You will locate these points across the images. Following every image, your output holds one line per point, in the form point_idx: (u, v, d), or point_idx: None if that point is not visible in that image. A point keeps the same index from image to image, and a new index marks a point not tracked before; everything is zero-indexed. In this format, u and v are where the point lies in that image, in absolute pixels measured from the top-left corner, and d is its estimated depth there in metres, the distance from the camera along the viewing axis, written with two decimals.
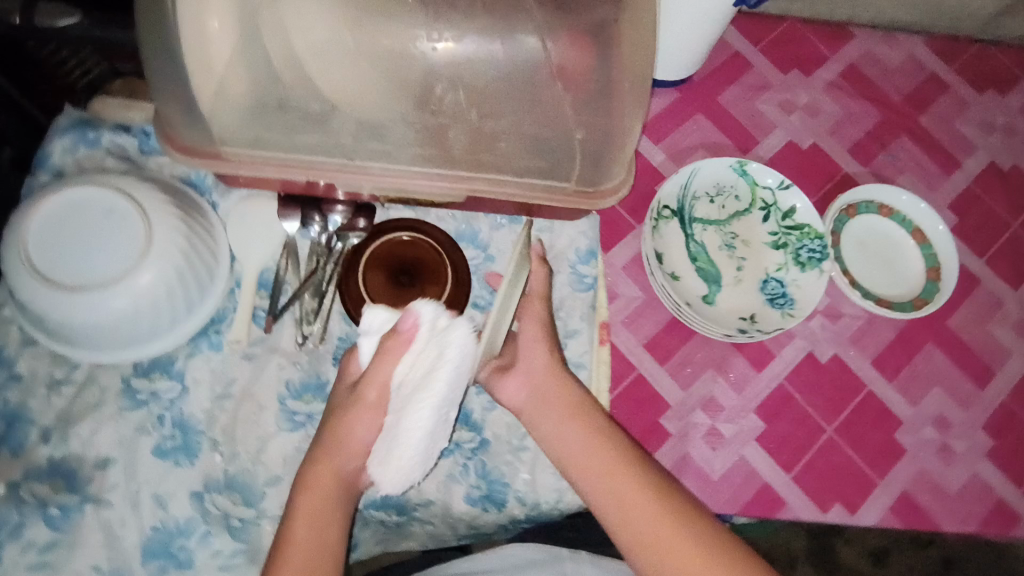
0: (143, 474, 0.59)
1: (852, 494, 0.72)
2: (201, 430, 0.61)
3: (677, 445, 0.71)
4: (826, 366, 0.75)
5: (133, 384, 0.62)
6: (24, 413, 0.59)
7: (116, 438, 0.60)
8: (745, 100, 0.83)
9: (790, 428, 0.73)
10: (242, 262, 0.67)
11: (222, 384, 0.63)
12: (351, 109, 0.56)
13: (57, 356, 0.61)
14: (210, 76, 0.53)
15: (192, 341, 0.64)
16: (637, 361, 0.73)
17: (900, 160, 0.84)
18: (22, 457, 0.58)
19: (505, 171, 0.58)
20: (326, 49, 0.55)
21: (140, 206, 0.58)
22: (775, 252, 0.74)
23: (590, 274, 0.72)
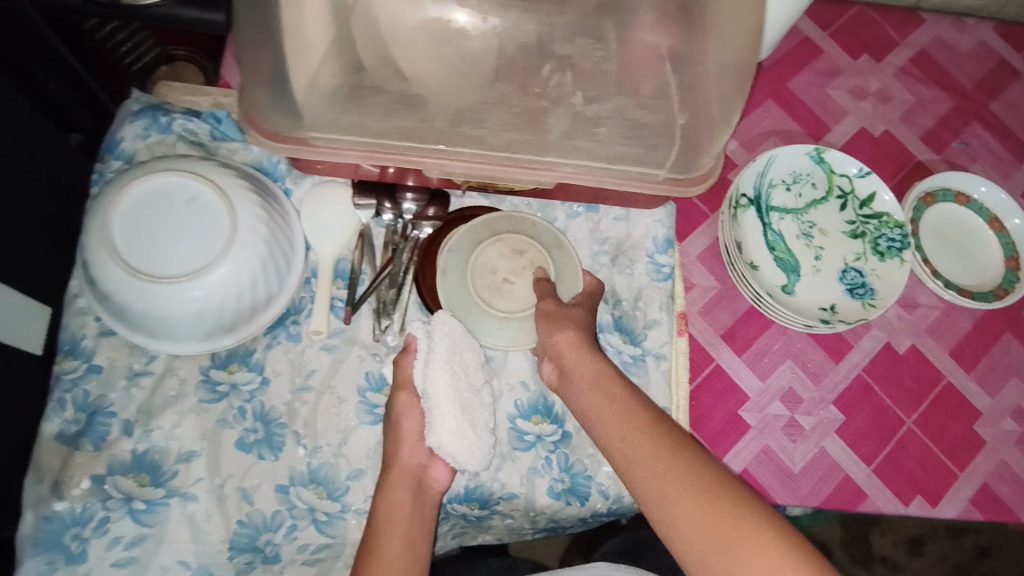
0: (226, 467, 0.58)
1: (935, 488, 0.69)
2: (283, 423, 0.60)
3: (758, 438, 0.69)
4: (904, 356, 0.74)
5: (212, 376, 0.60)
6: (104, 405, 0.58)
7: (198, 431, 0.58)
8: (816, 86, 0.82)
9: (869, 419, 0.71)
10: (316, 251, 0.66)
11: (302, 376, 0.62)
12: (442, 96, 0.55)
13: (135, 347, 0.59)
14: (304, 63, 0.52)
15: (270, 331, 0.63)
16: (715, 352, 0.72)
17: (972, 147, 0.83)
18: (104, 450, 0.56)
19: (600, 158, 0.56)
20: (415, 39, 0.56)
21: (223, 194, 0.57)
22: (853, 243, 0.74)
23: (667, 262, 0.71)
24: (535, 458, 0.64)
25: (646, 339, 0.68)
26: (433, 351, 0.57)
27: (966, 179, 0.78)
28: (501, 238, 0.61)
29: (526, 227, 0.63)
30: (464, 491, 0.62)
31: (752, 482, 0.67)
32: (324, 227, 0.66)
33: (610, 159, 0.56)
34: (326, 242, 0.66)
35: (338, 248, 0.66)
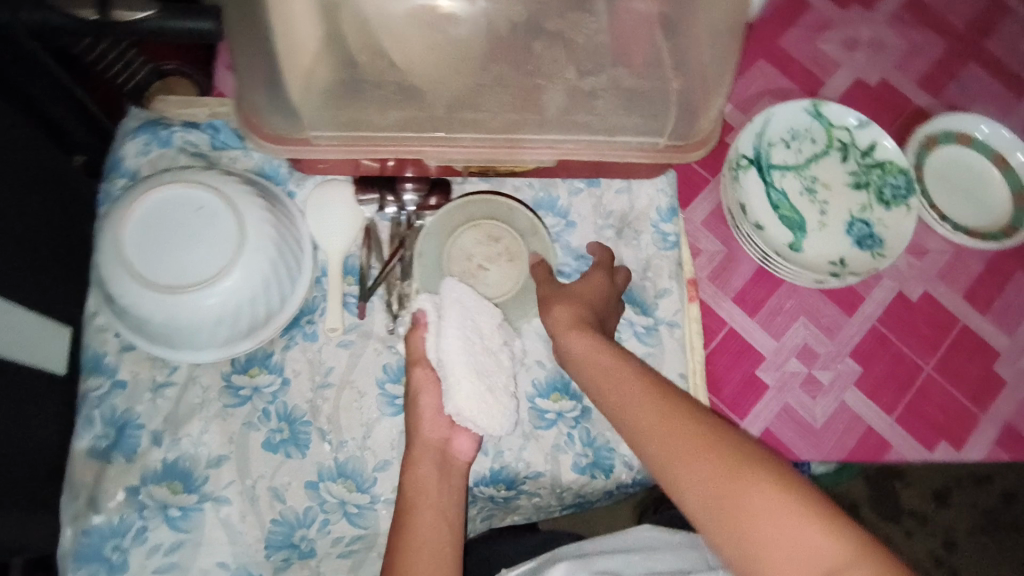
0: (256, 468, 0.59)
1: (958, 432, 0.70)
2: (307, 420, 0.61)
3: (777, 396, 0.69)
4: (918, 304, 0.73)
5: (234, 381, 0.61)
6: (131, 417, 0.59)
7: (225, 435, 0.59)
8: (806, 42, 0.82)
9: (886, 369, 0.71)
10: (324, 250, 0.66)
11: (322, 374, 0.62)
12: (437, 85, 0.56)
13: (156, 359, 0.60)
14: (298, 65, 0.53)
15: (286, 332, 0.63)
16: (727, 316, 0.72)
17: (971, 88, 0.82)
18: (136, 461, 0.58)
19: (599, 131, 0.56)
20: (406, 31, 0.56)
21: (228, 199, 0.58)
22: (859, 193, 0.73)
23: (673, 230, 0.71)
24: (559, 435, 0.65)
25: (658, 308, 0.68)
26: (443, 322, 0.57)
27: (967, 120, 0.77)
28: (477, 224, 0.65)
29: (502, 212, 0.67)
30: (489, 474, 0.63)
31: (774, 440, 0.68)
32: (330, 225, 0.66)
33: (610, 131, 0.56)
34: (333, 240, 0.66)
35: (345, 245, 0.66)
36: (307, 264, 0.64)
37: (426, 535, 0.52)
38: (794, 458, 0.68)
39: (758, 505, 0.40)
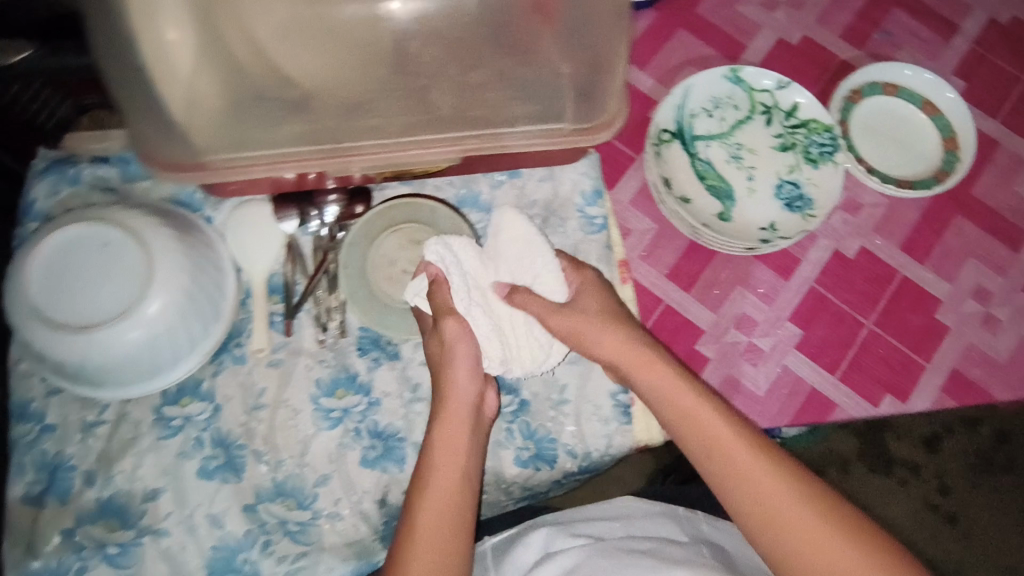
0: (193, 497, 0.59)
1: (903, 384, 0.69)
2: (242, 444, 0.61)
3: (719, 368, 0.69)
4: (855, 261, 0.73)
5: (165, 413, 0.61)
6: (64, 460, 0.59)
7: (159, 467, 0.59)
8: (724, 6, 0.81)
9: (828, 330, 0.71)
10: (247, 271, 0.66)
11: (254, 396, 0.62)
12: (327, 93, 0.55)
13: (85, 399, 0.60)
14: (177, 86, 0.52)
15: (215, 358, 0.63)
16: (663, 293, 0.71)
17: (894, 36, 0.81)
18: (72, 503, 0.58)
19: (499, 124, 0.56)
20: (285, 33, 0.54)
21: (134, 232, 0.57)
22: (785, 155, 0.72)
23: (598, 213, 0.70)
24: (502, 428, 0.65)
25: None
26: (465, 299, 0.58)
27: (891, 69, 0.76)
28: (398, 229, 0.64)
29: (425, 214, 0.66)
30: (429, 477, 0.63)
31: None
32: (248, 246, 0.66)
33: (509, 122, 0.56)
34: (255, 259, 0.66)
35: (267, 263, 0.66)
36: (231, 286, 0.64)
37: (445, 513, 0.52)
38: None
39: (780, 505, 0.49)
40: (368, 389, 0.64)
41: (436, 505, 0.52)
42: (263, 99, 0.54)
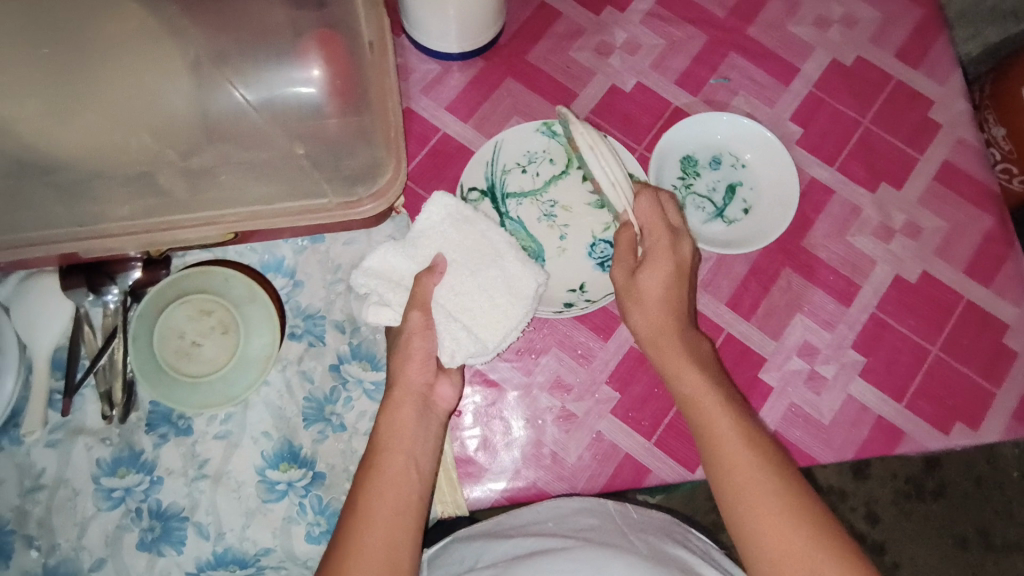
0: (134, 569, 0.58)
1: (971, 410, 0.66)
2: (183, 516, 0.60)
3: (780, 399, 0.66)
4: (916, 286, 0.70)
5: (104, 483, 0.60)
6: (3, 523, 0.58)
7: (102, 535, 0.59)
8: (777, 26, 0.76)
9: (892, 357, 0.68)
10: (222, 292, 0.62)
11: (195, 466, 0.61)
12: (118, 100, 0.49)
13: (24, 465, 0.60)
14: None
15: (157, 429, 0.61)
16: (723, 321, 0.68)
17: (953, 51, 0.77)
18: (15, 565, 0.58)
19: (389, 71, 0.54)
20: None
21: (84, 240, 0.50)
22: (790, 174, 0.69)
23: (609, 242, 0.67)
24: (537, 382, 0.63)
25: None
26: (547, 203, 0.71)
27: (944, 100, 0.75)
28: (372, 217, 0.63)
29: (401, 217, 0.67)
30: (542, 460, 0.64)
31: (784, 441, 0.65)
32: (446, 223, 0.61)
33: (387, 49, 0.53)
34: (388, 299, 0.59)
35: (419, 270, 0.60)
36: (451, 279, 0.60)
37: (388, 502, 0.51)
38: (808, 460, 0.65)
39: None
40: (314, 461, 0.61)
41: (382, 522, 0.50)
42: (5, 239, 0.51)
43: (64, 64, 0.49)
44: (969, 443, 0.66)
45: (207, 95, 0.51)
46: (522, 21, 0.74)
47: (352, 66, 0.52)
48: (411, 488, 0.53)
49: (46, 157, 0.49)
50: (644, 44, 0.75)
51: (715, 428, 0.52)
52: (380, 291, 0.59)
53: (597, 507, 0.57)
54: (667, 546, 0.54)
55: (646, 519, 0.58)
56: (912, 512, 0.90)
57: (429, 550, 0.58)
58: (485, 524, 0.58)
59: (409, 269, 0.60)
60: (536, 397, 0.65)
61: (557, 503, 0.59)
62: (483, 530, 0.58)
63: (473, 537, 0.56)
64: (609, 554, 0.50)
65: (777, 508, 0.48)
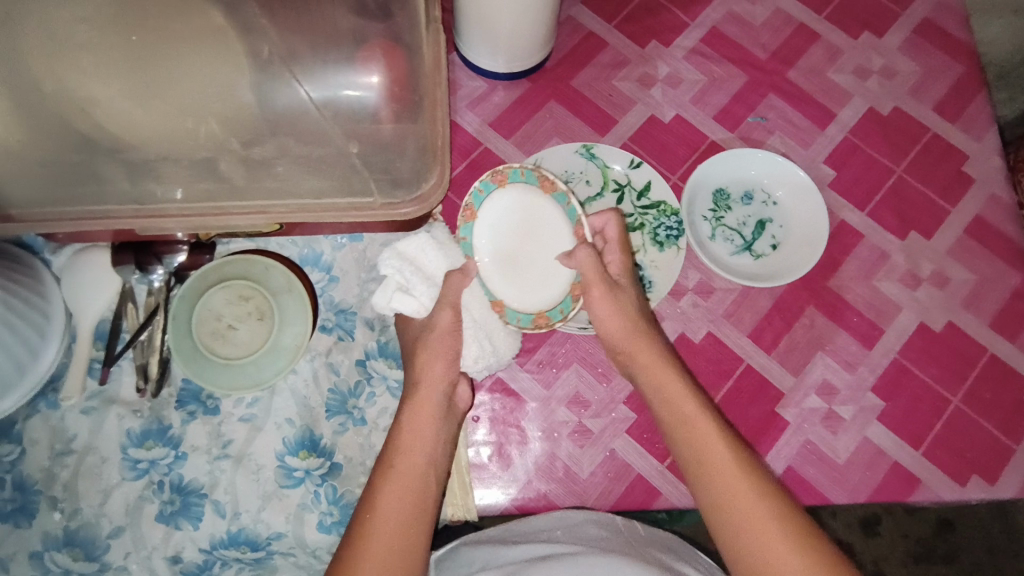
0: (151, 540, 0.60)
1: (990, 464, 0.66)
2: (202, 493, 0.61)
3: (796, 435, 0.66)
4: (940, 334, 0.70)
5: (131, 454, 0.62)
6: (30, 483, 0.60)
7: (124, 504, 0.61)
8: (818, 72, 0.78)
9: (912, 403, 0.68)
10: (258, 281, 0.64)
11: (219, 446, 0.63)
12: (186, 90, 0.52)
13: (57, 429, 0.62)
14: (64, 83, 0.51)
15: (186, 407, 0.63)
16: (744, 352, 0.68)
17: (990, 109, 0.78)
18: (37, 525, 0.60)
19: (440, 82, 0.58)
20: (75, 39, 0.51)
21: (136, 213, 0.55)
22: (821, 215, 0.70)
23: (638, 266, 0.69)
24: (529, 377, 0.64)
25: (652, 295, 0.68)
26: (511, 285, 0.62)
27: (979, 155, 0.76)
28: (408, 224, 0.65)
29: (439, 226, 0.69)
30: (553, 472, 0.65)
31: (796, 476, 0.65)
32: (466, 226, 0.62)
33: (438, 62, 0.58)
34: (414, 289, 0.61)
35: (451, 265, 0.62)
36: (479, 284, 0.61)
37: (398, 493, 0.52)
38: (820, 498, 0.65)
39: None
40: (333, 452, 0.63)
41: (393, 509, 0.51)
42: (74, 210, 0.55)
43: (147, 52, 0.52)
44: (985, 497, 0.66)
45: (272, 90, 0.54)
46: (570, 47, 0.77)
47: (409, 74, 0.55)
48: (424, 486, 0.54)
49: (119, 139, 0.52)
50: (685, 79, 0.77)
51: (715, 454, 0.52)
52: (408, 277, 0.61)
53: (605, 519, 0.59)
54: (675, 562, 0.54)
55: (651, 533, 0.58)
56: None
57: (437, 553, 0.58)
58: (495, 532, 0.58)
59: (440, 264, 0.62)
60: (553, 409, 0.67)
61: (567, 512, 0.60)
62: (495, 536, 0.58)
63: (486, 541, 0.57)
64: (619, 563, 0.50)
65: (758, 507, 0.48)
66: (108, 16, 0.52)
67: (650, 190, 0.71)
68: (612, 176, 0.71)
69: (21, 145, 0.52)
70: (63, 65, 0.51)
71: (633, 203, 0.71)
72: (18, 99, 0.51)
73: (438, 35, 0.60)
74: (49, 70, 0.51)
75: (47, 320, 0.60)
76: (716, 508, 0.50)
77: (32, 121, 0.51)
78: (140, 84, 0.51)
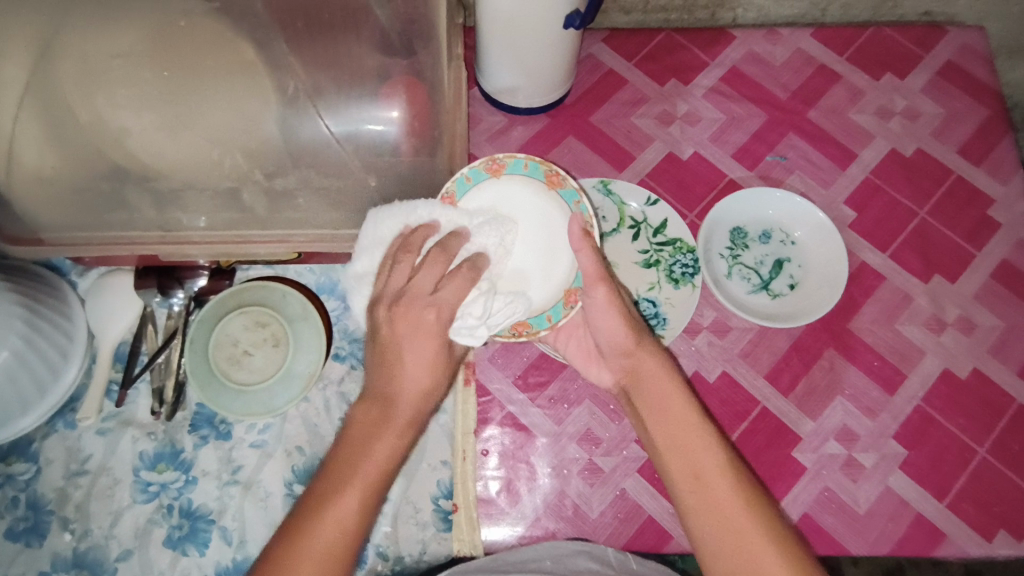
0: (157, 565, 0.60)
1: (1020, 520, 0.63)
2: (210, 519, 0.61)
3: (814, 481, 0.64)
4: (966, 382, 0.68)
5: (143, 476, 0.62)
6: (43, 502, 0.61)
7: (134, 527, 0.61)
8: (839, 112, 0.78)
9: (935, 453, 0.66)
10: (276, 309, 0.64)
11: (229, 472, 0.63)
12: (210, 119, 0.54)
13: (73, 449, 0.63)
14: (94, 112, 0.52)
15: (199, 431, 0.64)
16: (760, 394, 0.67)
17: (1017, 152, 0.77)
18: (47, 546, 0.60)
19: (456, 123, 0.61)
20: (108, 68, 0.53)
21: (162, 236, 0.58)
22: (841, 256, 0.69)
23: (652, 303, 0.68)
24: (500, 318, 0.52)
25: (666, 330, 0.67)
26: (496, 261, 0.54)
27: (1005, 199, 0.75)
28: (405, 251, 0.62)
29: None
30: (562, 510, 0.64)
31: (814, 525, 0.63)
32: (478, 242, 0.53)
33: (456, 103, 0.61)
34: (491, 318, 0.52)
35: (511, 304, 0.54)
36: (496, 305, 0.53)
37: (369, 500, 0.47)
38: (839, 549, 0.62)
39: None
40: None
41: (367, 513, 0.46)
42: (101, 234, 0.58)
43: (179, 85, 0.53)
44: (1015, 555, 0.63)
45: (296, 123, 0.55)
46: (589, 85, 0.78)
47: (430, 110, 0.56)
48: None
49: (147, 168, 0.54)
50: (704, 117, 0.78)
51: (722, 497, 0.46)
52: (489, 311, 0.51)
53: (596, 552, 0.58)
54: None
55: (645, 569, 0.57)
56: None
57: None
58: (481, 561, 0.56)
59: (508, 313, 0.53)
60: (565, 446, 0.66)
61: (555, 543, 0.59)
62: (487, 565, 0.56)
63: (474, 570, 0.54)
64: None
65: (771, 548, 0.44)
66: (139, 47, 0.53)
67: (666, 228, 0.71)
68: (628, 213, 0.71)
69: (53, 171, 0.54)
70: (99, 95, 0.53)
71: (649, 239, 0.70)
72: (52, 126, 0.52)
73: (459, 71, 0.63)
74: (81, 100, 0.52)
75: (70, 341, 0.62)
76: (718, 562, 0.45)
77: (63, 146, 0.53)
78: (167, 112, 0.53)
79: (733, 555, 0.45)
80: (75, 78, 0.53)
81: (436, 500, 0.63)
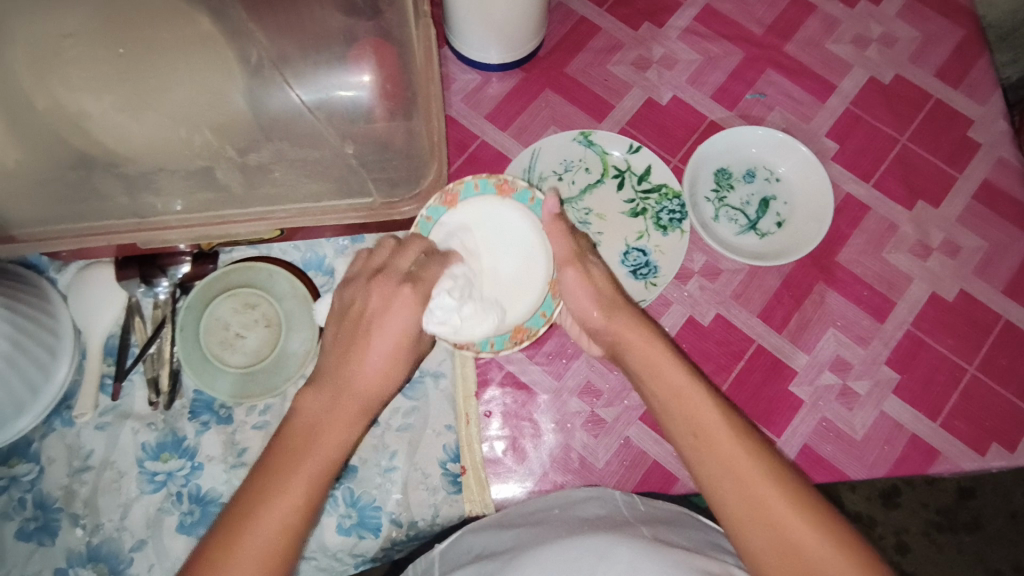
0: (173, 551, 0.60)
1: (1010, 432, 0.65)
2: (220, 503, 0.62)
3: (811, 413, 0.66)
4: (954, 303, 0.69)
5: (148, 467, 0.62)
6: (50, 501, 0.61)
7: (145, 516, 0.61)
8: (816, 44, 0.77)
9: (927, 375, 0.67)
10: (268, 289, 0.64)
11: (235, 454, 0.63)
12: (174, 98, 0.52)
13: (74, 446, 0.62)
14: (51, 98, 0.50)
15: (199, 417, 0.63)
16: (754, 332, 0.68)
17: (994, 71, 0.77)
18: (59, 543, 0.60)
19: (433, 82, 0.58)
20: (60, 52, 0.51)
21: (138, 226, 0.55)
22: (825, 191, 0.69)
23: (642, 251, 0.68)
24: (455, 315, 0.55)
25: (657, 276, 0.67)
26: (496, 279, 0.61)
27: (984, 119, 0.75)
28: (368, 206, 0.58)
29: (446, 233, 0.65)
30: (568, 461, 0.65)
31: (814, 455, 0.64)
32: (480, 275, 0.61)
33: (427, 61, 0.59)
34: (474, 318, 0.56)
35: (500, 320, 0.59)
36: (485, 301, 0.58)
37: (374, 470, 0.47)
38: (840, 475, 0.64)
39: None
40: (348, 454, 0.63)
41: None
42: (75, 226, 0.55)
43: (137, 63, 0.51)
44: (1008, 466, 0.65)
45: (265, 95, 0.53)
46: (562, 35, 0.76)
47: (401, 71, 0.55)
48: None
49: (115, 155, 0.52)
50: (681, 59, 0.76)
51: (720, 445, 0.47)
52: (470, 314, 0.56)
53: (604, 495, 0.58)
54: (677, 530, 0.51)
55: (655, 509, 0.56)
56: (945, 545, 0.74)
57: (440, 543, 0.55)
58: (493, 517, 0.57)
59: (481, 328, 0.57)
60: (567, 401, 0.66)
61: (565, 492, 0.60)
62: (495, 522, 0.57)
63: (487, 527, 0.55)
64: (614, 540, 0.46)
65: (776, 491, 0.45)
66: (92, 26, 0.51)
67: (651, 174, 0.70)
68: (611, 162, 0.71)
69: (18, 165, 0.52)
70: (56, 81, 0.50)
71: (633, 187, 0.70)
72: (9, 117, 0.50)
73: (428, 29, 0.61)
74: (39, 86, 0.50)
75: (56, 339, 0.61)
76: (715, 494, 0.46)
77: (24, 138, 0.51)
78: (130, 94, 0.51)
79: (743, 502, 0.45)
80: (27, 62, 0.50)
81: (444, 464, 0.63)
